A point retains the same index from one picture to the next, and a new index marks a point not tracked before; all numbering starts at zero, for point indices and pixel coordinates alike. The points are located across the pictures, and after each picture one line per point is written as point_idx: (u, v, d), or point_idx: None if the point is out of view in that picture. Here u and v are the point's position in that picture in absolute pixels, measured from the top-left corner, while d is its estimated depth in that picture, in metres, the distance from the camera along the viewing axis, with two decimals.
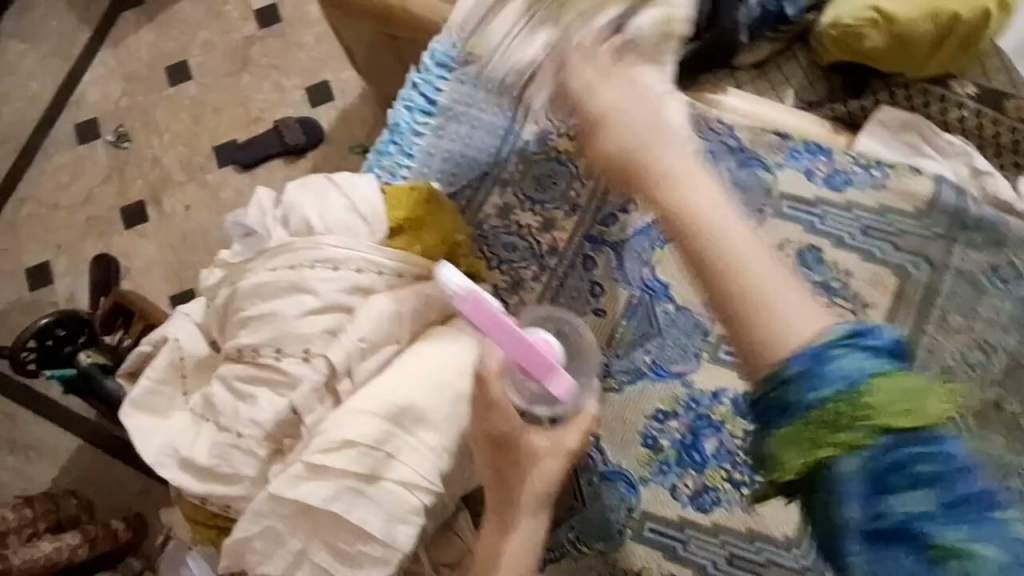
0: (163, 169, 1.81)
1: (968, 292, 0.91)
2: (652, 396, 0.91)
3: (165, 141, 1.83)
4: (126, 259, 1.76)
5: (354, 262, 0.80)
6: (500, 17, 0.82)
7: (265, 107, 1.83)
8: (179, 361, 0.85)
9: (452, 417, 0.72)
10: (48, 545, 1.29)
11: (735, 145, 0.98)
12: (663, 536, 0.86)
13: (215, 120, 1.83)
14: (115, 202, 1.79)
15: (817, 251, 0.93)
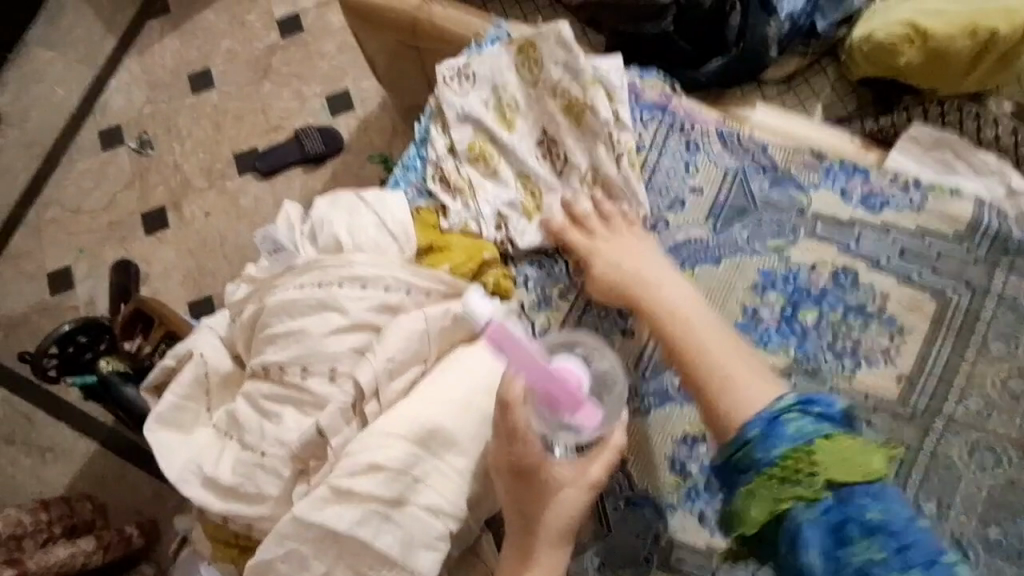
0: (185, 176, 1.81)
1: (1011, 317, 0.88)
2: (681, 420, 0.89)
3: (187, 148, 1.84)
4: (146, 264, 1.76)
5: (382, 280, 0.79)
6: (540, 94, 0.98)
7: (286, 115, 1.84)
8: (203, 376, 0.84)
9: (481, 440, 0.71)
10: (62, 550, 1.27)
11: (768, 164, 0.97)
12: (691, 566, 0.84)
13: (237, 128, 1.84)
14: (138, 208, 1.80)
15: (853, 273, 0.91)
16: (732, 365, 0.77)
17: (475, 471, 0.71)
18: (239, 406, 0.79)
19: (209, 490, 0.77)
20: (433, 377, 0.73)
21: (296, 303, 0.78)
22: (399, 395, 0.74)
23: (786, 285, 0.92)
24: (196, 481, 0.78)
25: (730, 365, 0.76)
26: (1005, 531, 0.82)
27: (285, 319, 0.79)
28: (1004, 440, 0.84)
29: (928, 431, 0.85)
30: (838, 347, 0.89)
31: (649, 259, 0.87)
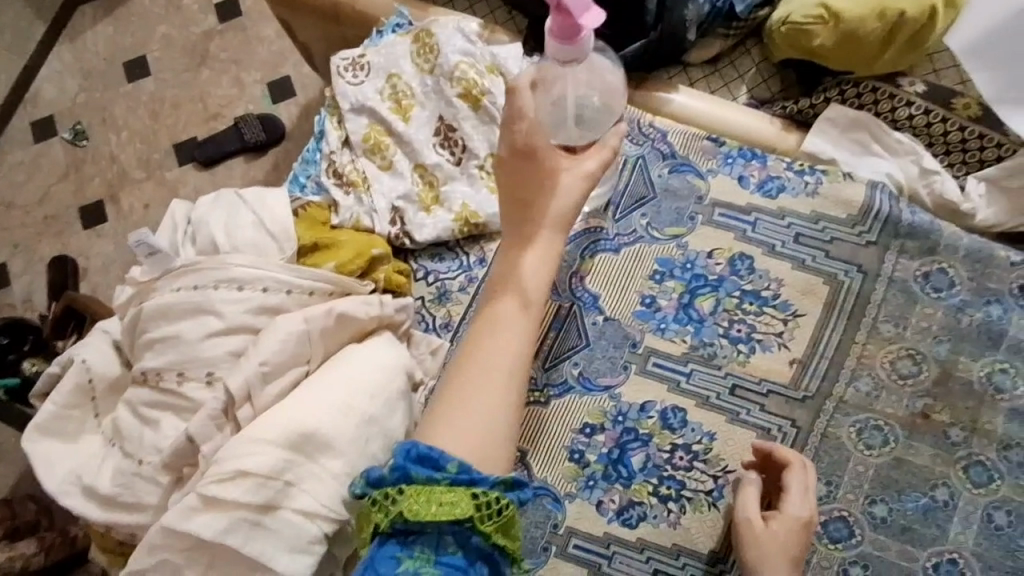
0: (120, 166, 1.76)
1: (900, 299, 0.89)
2: (580, 409, 0.89)
3: (123, 139, 1.78)
4: (83, 259, 1.70)
5: (261, 280, 0.78)
6: (445, 80, 0.94)
7: (224, 103, 1.79)
8: (86, 384, 0.82)
9: (357, 441, 0.71)
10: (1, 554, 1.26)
11: (667, 150, 0.97)
12: (588, 552, 0.85)
13: (174, 116, 1.79)
14: (73, 201, 1.75)
15: (748, 259, 0.91)
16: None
17: (350, 473, 0.70)
18: (121, 414, 0.77)
19: (95, 500, 0.76)
20: (312, 383, 0.73)
21: (173, 307, 0.77)
22: (275, 399, 0.73)
23: (684, 273, 0.92)
24: (82, 492, 0.76)
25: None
26: (890, 507, 0.84)
27: (162, 324, 0.77)
28: (892, 419, 0.86)
29: (819, 413, 0.87)
30: (733, 332, 0.90)
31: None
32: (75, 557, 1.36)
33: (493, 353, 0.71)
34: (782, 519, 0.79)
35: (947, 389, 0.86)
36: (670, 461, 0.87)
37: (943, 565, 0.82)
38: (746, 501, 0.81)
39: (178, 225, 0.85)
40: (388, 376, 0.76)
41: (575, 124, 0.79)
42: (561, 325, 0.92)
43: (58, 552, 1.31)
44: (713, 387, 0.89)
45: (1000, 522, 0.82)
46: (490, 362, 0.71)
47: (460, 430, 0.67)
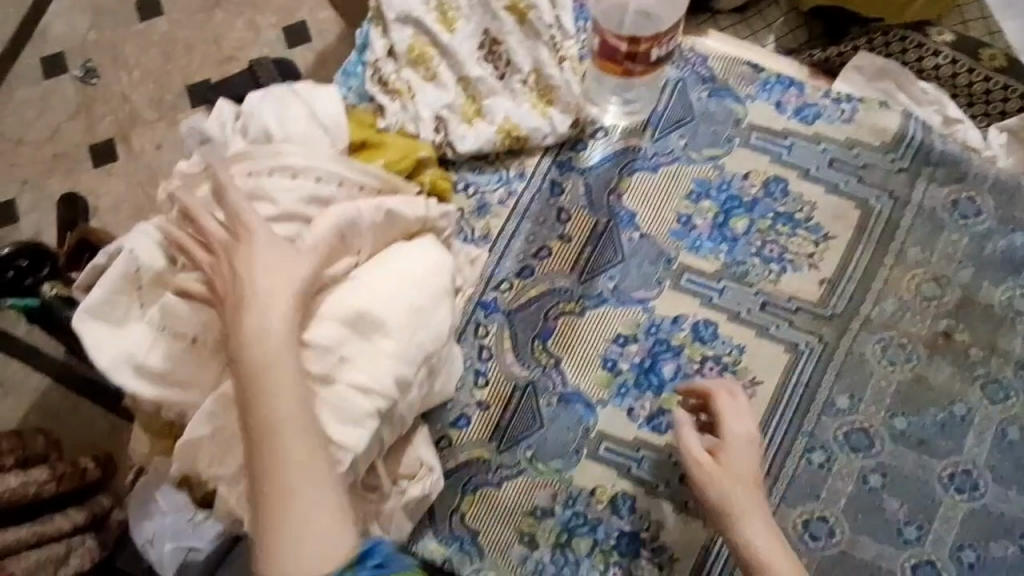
0: (131, 107, 1.55)
1: (928, 225, 0.91)
2: (613, 321, 0.92)
3: (135, 77, 1.57)
4: (94, 198, 1.49)
5: (316, 172, 0.79)
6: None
7: (239, 45, 1.59)
8: (133, 274, 0.80)
9: (408, 326, 0.74)
10: (13, 478, 1.06)
11: (706, 75, 0.98)
12: (618, 455, 0.89)
13: (188, 56, 1.58)
14: (83, 138, 1.52)
15: (783, 182, 0.93)
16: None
17: (400, 351, 0.73)
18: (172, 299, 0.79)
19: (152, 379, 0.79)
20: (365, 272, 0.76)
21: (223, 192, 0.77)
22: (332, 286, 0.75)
23: (720, 194, 0.94)
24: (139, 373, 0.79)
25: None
26: (909, 421, 0.88)
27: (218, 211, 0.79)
28: (915, 338, 0.89)
29: (845, 331, 0.90)
30: (766, 252, 0.92)
31: (753, 509, 0.78)
32: (87, 487, 1.22)
33: (285, 469, 0.65)
34: (727, 445, 0.81)
35: (969, 311, 0.89)
36: (699, 372, 0.90)
37: (957, 475, 0.86)
38: (689, 440, 0.82)
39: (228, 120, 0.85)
40: (444, 266, 0.79)
41: (632, 27, 0.91)
42: (596, 238, 0.94)
43: (69, 481, 1.15)
44: (744, 303, 0.91)
45: (1013, 436, 0.87)
46: (296, 481, 0.65)
47: (289, 557, 0.63)
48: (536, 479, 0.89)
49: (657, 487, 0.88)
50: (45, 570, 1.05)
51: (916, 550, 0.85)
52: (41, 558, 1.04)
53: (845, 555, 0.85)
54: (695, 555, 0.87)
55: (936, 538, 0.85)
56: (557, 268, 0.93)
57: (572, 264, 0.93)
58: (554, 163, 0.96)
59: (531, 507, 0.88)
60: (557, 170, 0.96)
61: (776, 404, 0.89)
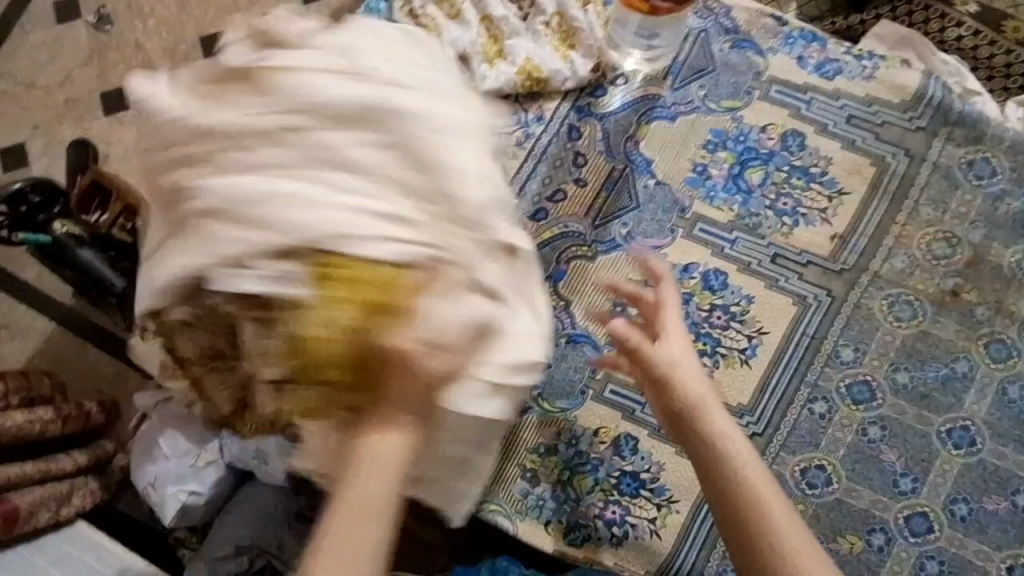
0: (146, 56, 1.50)
1: (943, 184, 0.92)
2: (626, 266, 0.93)
3: (150, 27, 1.51)
4: (104, 146, 1.46)
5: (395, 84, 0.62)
6: None
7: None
8: None
9: None
10: (18, 414, 1.06)
11: (729, 26, 0.98)
12: (623, 398, 0.91)
13: (203, 8, 1.53)
14: (96, 86, 1.48)
15: (800, 135, 0.94)
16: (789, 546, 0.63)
17: None
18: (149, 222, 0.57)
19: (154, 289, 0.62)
20: None
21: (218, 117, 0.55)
22: None
23: (737, 144, 0.94)
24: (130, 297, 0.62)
25: (801, 558, 0.62)
26: (911, 375, 0.89)
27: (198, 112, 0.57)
28: (922, 295, 0.90)
29: (854, 285, 0.91)
30: (779, 205, 0.93)
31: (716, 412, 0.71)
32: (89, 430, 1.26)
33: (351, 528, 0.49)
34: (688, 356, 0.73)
35: (977, 270, 0.90)
36: (708, 320, 0.90)
37: (955, 430, 0.87)
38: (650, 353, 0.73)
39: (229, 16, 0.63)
40: None
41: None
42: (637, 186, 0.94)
43: (73, 424, 1.19)
44: (755, 254, 0.92)
45: (1013, 395, 0.88)
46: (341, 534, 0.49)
47: None
48: (542, 417, 0.90)
49: (659, 431, 0.90)
50: (48, 505, 1.07)
51: (911, 501, 0.86)
52: (45, 494, 1.06)
53: (840, 503, 0.86)
54: (694, 497, 0.88)
55: (930, 490, 0.87)
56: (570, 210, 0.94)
57: (587, 210, 0.94)
58: (574, 108, 0.96)
59: (535, 444, 0.90)
60: (577, 114, 0.96)
61: (780, 353, 0.90)
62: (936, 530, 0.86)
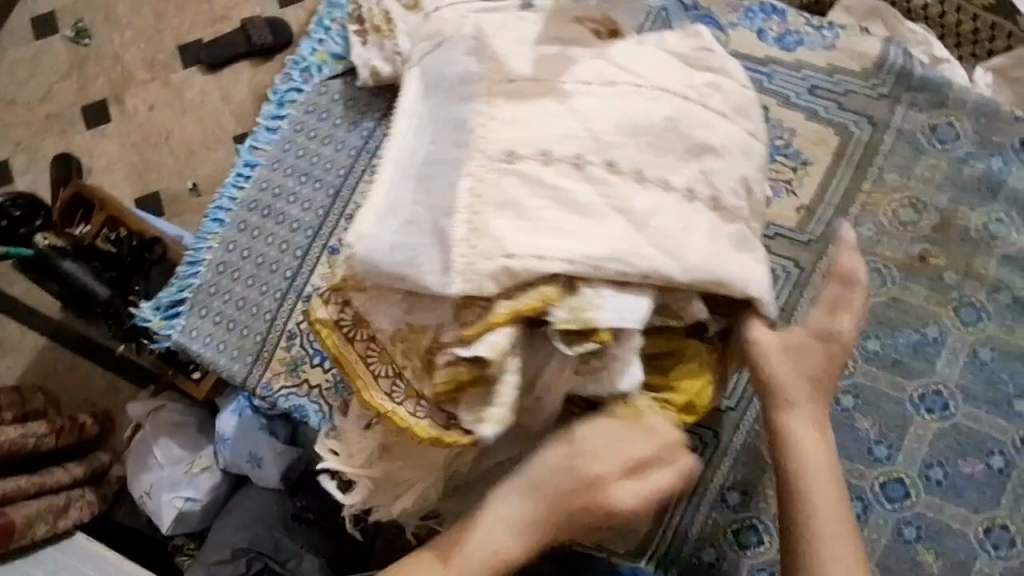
0: (124, 67, 1.50)
1: (907, 150, 0.92)
2: None
3: (127, 38, 1.51)
4: (86, 159, 1.47)
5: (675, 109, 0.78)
6: None
7: (232, 5, 1.51)
8: None
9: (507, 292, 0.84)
10: (13, 429, 1.09)
11: (689, 4, 0.97)
12: None
13: (179, 17, 1.52)
14: (76, 100, 1.49)
15: (764, 108, 0.93)
16: (823, 546, 0.66)
17: None
18: (638, 239, 0.64)
19: (512, 233, 0.63)
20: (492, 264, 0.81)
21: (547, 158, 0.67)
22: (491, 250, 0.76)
23: None
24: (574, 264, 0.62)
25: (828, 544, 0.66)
26: (882, 343, 0.89)
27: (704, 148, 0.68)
28: (890, 262, 0.90)
29: (823, 255, 0.91)
30: None
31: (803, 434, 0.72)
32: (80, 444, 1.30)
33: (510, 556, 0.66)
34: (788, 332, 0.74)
35: (946, 234, 0.90)
36: None
37: (928, 395, 0.87)
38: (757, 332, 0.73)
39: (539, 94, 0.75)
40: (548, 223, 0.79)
41: None
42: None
43: (67, 437, 1.21)
44: None
45: (985, 357, 0.88)
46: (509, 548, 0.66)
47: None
48: None
49: None
50: (45, 518, 1.10)
51: (886, 468, 0.86)
52: (41, 507, 1.09)
53: None
54: None
55: (906, 457, 0.87)
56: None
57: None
58: None
59: None
60: None
61: None
62: (912, 496, 0.86)
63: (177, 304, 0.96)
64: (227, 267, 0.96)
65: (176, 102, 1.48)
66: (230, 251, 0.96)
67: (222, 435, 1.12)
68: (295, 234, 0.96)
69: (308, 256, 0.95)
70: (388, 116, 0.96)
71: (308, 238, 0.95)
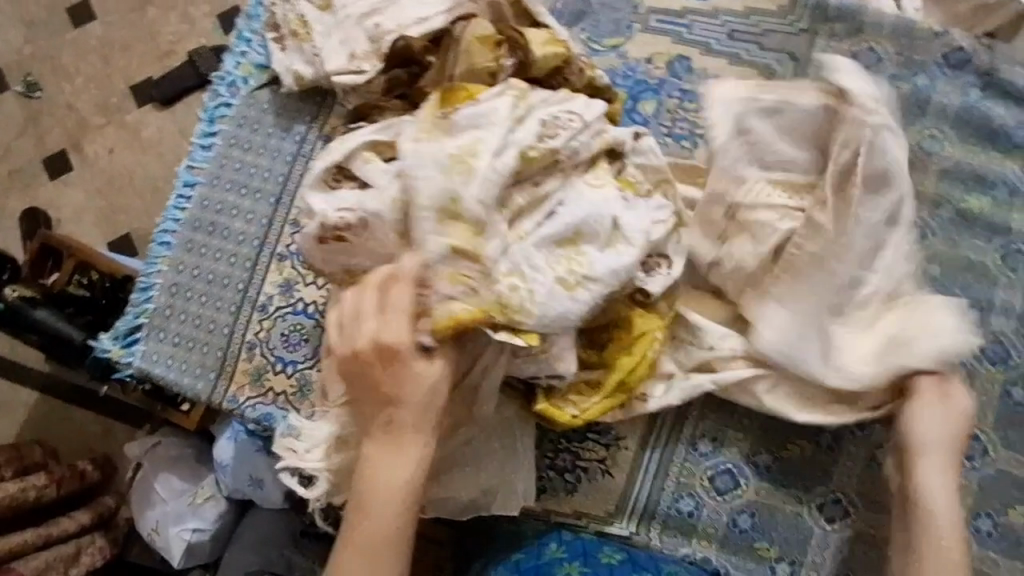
0: (78, 115, 1.50)
1: (831, 80, 0.92)
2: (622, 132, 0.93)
3: (78, 86, 1.51)
4: (54, 211, 1.48)
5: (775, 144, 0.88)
6: None
7: (176, 39, 1.50)
8: None
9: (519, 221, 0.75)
10: (12, 485, 1.15)
11: None
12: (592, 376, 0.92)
13: (126, 58, 1.51)
14: (35, 154, 1.49)
15: (686, 59, 0.94)
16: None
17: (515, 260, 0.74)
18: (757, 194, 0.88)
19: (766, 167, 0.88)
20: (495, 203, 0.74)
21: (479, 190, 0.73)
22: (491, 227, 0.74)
23: (626, 80, 0.94)
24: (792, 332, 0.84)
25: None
26: None
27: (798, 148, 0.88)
28: None
29: None
30: (677, 131, 0.93)
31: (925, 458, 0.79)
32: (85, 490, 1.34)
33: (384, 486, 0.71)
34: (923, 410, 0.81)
35: None
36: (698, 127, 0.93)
37: None
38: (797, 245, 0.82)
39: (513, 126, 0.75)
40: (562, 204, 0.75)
41: None
42: (538, 81, 0.80)
43: (69, 485, 1.26)
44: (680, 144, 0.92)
45: (934, 273, 0.88)
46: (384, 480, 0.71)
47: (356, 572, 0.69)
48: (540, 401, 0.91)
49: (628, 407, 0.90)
50: (56, 568, 1.15)
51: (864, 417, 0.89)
52: (50, 557, 1.14)
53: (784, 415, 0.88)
54: (639, 431, 0.90)
55: None
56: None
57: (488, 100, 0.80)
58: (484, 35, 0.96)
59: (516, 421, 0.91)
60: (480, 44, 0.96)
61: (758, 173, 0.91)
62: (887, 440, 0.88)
63: (135, 331, 0.96)
64: (180, 290, 0.96)
65: (135, 143, 1.49)
66: (180, 272, 0.97)
67: (221, 461, 1.13)
68: (243, 246, 0.96)
69: (257, 267, 0.96)
70: (318, 119, 0.97)
71: (256, 248, 0.96)
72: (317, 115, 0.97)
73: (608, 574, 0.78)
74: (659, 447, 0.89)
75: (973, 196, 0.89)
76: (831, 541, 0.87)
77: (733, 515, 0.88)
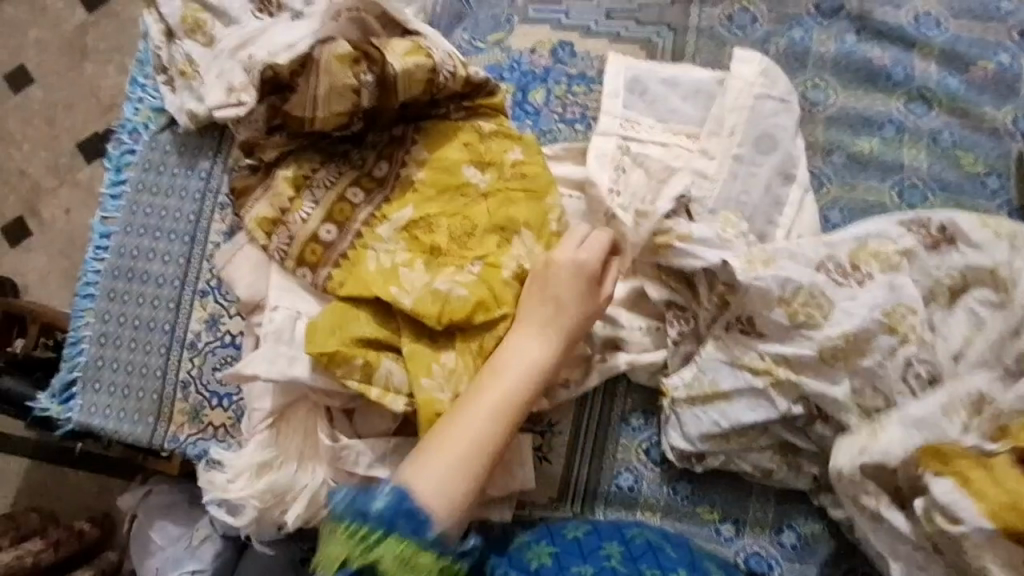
0: (31, 179, 1.51)
1: (711, 45, 0.94)
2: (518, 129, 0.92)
3: (27, 151, 1.52)
4: (20, 277, 1.49)
5: (671, 100, 0.89)
6: None
7: (117, 92, 1.52)
8: None
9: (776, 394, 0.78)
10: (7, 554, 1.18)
11: None
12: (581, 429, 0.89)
13: (70, 116, 1.52)
14: None
15: (569, 44, 0.95)
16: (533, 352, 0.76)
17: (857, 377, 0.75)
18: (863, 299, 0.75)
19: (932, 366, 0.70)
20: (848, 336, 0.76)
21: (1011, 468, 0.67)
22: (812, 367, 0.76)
23: (513, 73, 0.94)
24: (857, 253, 0.78)
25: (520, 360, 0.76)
26: None
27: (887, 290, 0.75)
28: None
29: None
30: (568, 115, 0.93)
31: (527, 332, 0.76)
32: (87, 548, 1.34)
33: (490, 391, 0.73)
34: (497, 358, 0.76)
35: None
36: (594, 108, 0.92)
37: None
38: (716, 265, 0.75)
39: (894, 283, 0.76)
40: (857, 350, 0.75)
41: None
42: (406, 93, 0.83)
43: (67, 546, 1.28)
44: (562, 128, 0.92)
45: (835, 219, 0.86)
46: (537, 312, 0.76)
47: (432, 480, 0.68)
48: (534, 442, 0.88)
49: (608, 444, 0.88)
50: None
51: None
52: None
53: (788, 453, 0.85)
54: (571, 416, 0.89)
55: None
56: (303, 160, 0.86)
57: (353, 117, 0.83)
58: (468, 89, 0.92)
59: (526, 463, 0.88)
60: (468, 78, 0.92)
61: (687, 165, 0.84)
62: None
63: (71, 385, 0.98)
64: (108, 338, 0.98)
65: (90, 200, 1.50)
66: (107, 322, 0.98)
67: None
68: (163, 288, 0.98)
69: (181, 306, 0.97)
70: (220, 152, 0.99)
71: (177, 288, 0.97)
72: (217, 147, 0.99)
73: (575, 550, 0.76)
74: (594, 425, 0.89)
75: (861, 138, 0.89)
76: (770, 497, 0.86)
77: (673, 483, 0.87)
